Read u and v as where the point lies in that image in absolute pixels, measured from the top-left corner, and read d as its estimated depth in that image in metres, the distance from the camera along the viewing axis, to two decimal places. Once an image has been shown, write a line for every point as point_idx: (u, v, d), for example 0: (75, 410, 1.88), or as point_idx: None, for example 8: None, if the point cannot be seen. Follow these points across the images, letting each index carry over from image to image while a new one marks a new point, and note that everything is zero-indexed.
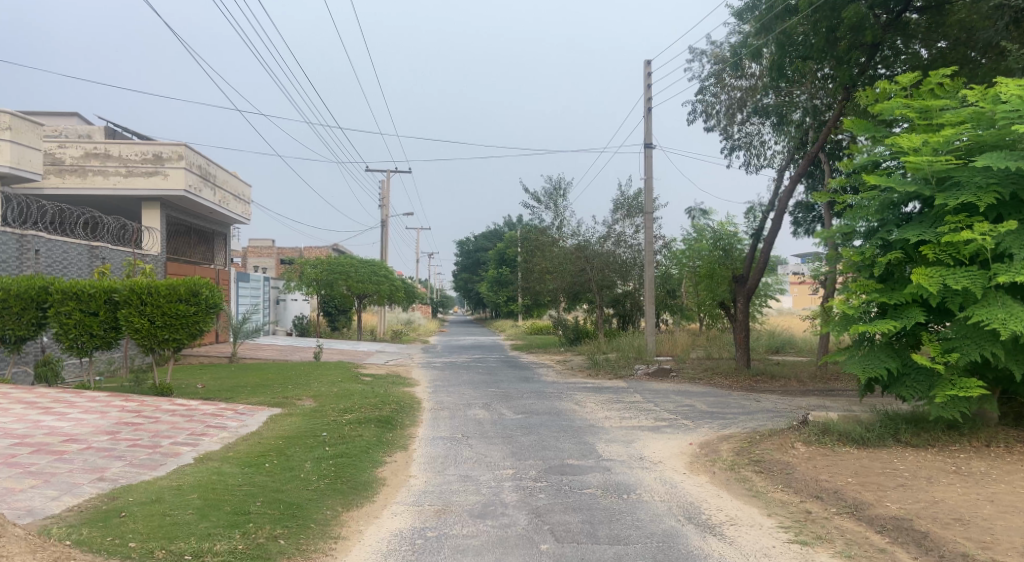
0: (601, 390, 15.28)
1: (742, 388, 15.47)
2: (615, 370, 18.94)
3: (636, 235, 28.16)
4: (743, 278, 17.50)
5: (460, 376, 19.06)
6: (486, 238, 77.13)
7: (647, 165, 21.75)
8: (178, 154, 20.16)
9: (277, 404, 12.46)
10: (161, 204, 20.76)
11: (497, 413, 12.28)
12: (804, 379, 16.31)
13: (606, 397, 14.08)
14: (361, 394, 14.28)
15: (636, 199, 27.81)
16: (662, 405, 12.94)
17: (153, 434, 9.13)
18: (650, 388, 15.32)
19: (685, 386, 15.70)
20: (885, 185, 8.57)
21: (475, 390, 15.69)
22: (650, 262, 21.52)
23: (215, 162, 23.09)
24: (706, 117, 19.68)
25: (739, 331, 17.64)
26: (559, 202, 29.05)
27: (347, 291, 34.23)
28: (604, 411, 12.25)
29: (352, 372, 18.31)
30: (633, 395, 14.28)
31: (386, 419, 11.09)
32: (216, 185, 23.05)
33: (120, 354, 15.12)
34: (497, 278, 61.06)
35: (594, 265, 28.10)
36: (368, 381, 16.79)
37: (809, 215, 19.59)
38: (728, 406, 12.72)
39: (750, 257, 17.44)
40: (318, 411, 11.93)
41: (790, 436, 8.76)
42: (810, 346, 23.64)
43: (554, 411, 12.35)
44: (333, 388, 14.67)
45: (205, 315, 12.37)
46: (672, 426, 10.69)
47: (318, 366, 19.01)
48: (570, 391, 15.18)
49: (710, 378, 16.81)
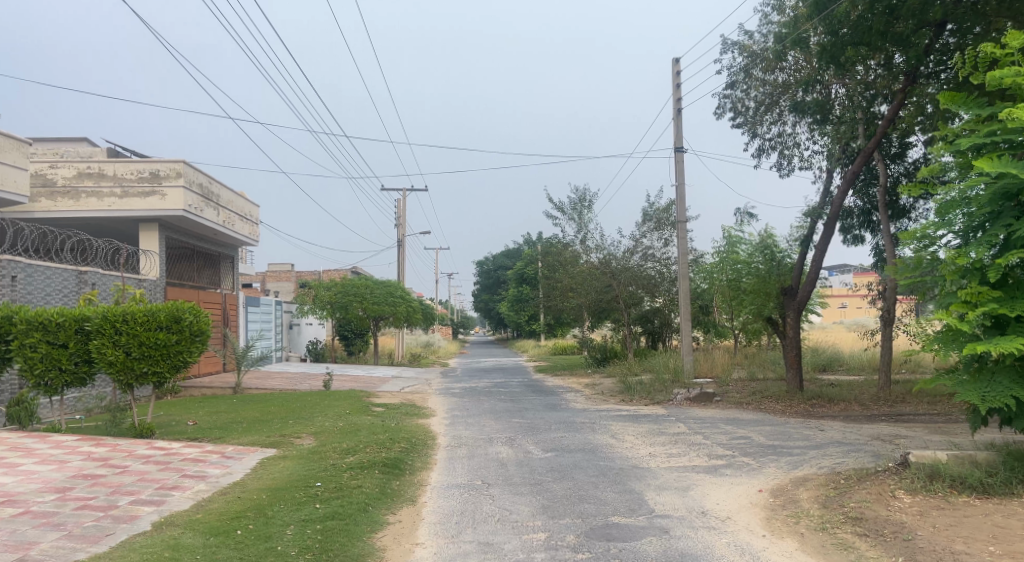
0: (640, 419, 13.61)
1: (797, 414, 13.79)
2: (651, 394, 17.28)
3: (666, 249, 26.49)
4: (793, 288, 15.86)
5: (481, 404, 17.47)
6: (506, 257, 75.76)
7: (677, 170, 20.16)
8: (176, 171, 18.82)
9: (272, 445, 10.95)
10: (159, 226, 19.38)
11: (525, 450, 10.69)
12: (867, 402, 14.72)
13: (646, 428, 12.44)
14: (369, 429, 12.74)
15: (666, 210, 26.10)
16: (712, 437, 11.26)
17: (112, 491, 7.63)
18: (694, 416, 13.65)
19: (733, 413, 13.98)
20: (999, 169, 6.96)
21: (498, 421, 14.10)
22: (684, 274, 19.87)
23: (217, 181, 21.81)
24: (735, 116, 18.01)
25: (790, 349, 15.96)
26: (583, 214, 27.49)
27: (363, 314, 32.83)
28: (648, 447, 10.59)
29: (363, 402, 16.82)
30: (677, 425, 12.62)
31: (394, 462, 9.52)
32: (219, 205, 21.75)
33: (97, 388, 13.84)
34: (517, 296, 59.50)
35: (621, 281, 26.53)
36: (379, 412, 15.28)
37: (860, 219, 17.82)
38: (789, 438, 11.02)
39: (801, 265, 15.78)
40: (317, 452, 10.39)
41: (888, 483, 7.09)
42: (859, 363, 21.88)
43: (589, 447, 10.75)
44: (339, 423, 13.16)
45: (190, 345, 10.89)
46: (730, 468, 9.01)
47: (329, 396, 17.53)
48: (604, 421, 13.56)
49: (760, 403, 15.13)
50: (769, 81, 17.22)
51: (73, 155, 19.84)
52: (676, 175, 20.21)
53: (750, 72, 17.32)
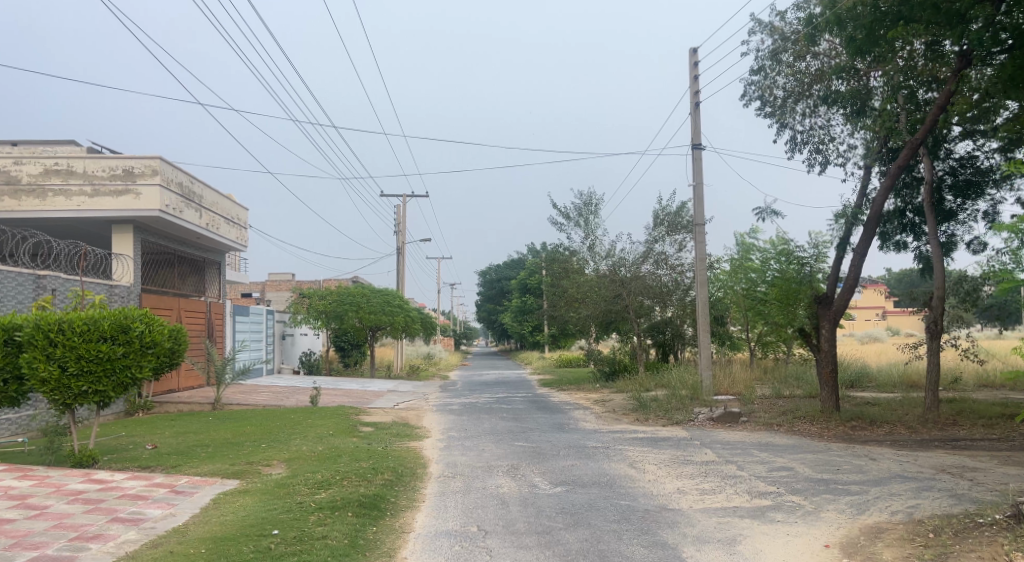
0: (661, 444, 12.02)
1: (837, 439, 12.26)
2: (668, 413, 15.73)
3: (680, 255, 24.93)
4: (828, 296, 14.26)
5: (481, 422, 15.88)
6: (510, 267, 74.31)
7: (695, 169, 18.63)
8: (152, 169, 17.18)
9: (235, 475, 9.40)
10: (135, 228, 17.72)
11: (530, 483, 9.11)
12: (915, 425, 13.23)
13: (669, 456, 10.86)
14: (353, 454, 11.19)
15: (680, 214, 24.61)
16: (748, 468, 9.68)
17: (9, 546, 6.07)
18: (721, 442, 12.07)
19: (764, 438, 12.41)
20: None
21: (500, 444, 12.55)
22: (702, 280, 18.26)
23: (198, 179, 20.16)
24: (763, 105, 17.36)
25: (825, 364, 14.37)
26: (590, 219, 25.96)
27: (359, 323, 31.31)
28: (675, 482, 8.99)
29: (351, 421, 15.29)
30: (704, 452, 11.04)
31: (372, 501, 7.91)
32: (201, 206, 20.17)
33: (37, 406, 12.21)
34: (521, 307, 57.93)
35: (631, 289, 25.00)
36: (367, 433, 13.74)
37: (901, 222, 16.33)
38: (840, 470, 9.44)
39: (835, 271, 14.22)
40: (286, 485, 8.82)
41: (1002, 546, 5.51)
42: (890, 380, 20.27)
43: (605, 480, 9.19)
44: (319, 447, 11.59)
45: (142, 358, 9.32)
46: (779, 511, 7.41)
47: (314, 414, 15.96)
48: (619, 446, 12.00)
49: (792, 424, 13.61)
50: (801, 70, 16.71)
51: (40, 150, 18.30)
52: (693, 174, 18.70)
53: (779, 58, 16.74)
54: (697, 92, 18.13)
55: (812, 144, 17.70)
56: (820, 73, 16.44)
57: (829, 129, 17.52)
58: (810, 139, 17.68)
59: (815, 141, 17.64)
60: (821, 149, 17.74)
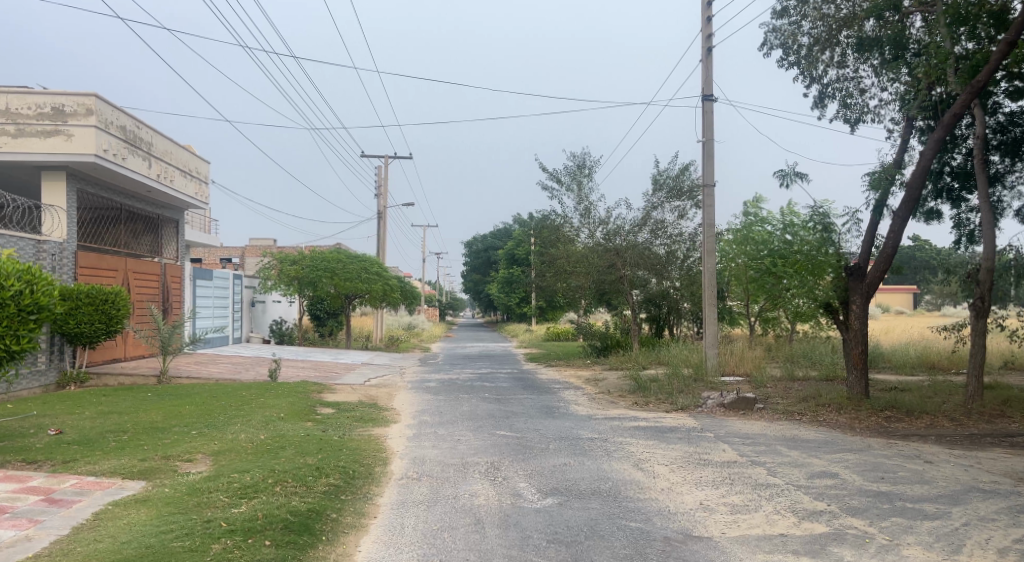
0: (668, 437, 10.16)
1: (873, 434, 10.44)
2: (672, 397, 13.90)
3: (680, 223, 22.98)
4: (860, 268, 12.41)
5: (459, 404, 13.98)
6: (497, 237, 72.28)
7: (704, 123, 16.66)
8: (86, 108, 15.08)
9: (142, 474, 7.45)
10: (69, 175, 15.61)
11: (514, 493, 7.21)
12: (960, 417, 11.41)
13: (683, 454, 8.98)
14: (301, 445, 9.26)
15: (684, 179, 22.61)
16: (783, 474, 7.81)
17: None
18: (739, 435, 10.22)
19: (788, 430, 10.58)
20: None
21: (480, 434, 10.65)
22: (708, 248, 16.30)
23: (147, 125, 17.94)
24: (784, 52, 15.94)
25: (854, 345, 12.46)
26: (584, 182, 24.00)
27: (334, 290, 29.30)
28: (695, 495, 7.13)
29: (309, 401, 13.32)
30: (722, 449, 9.18)
31: (302, 521, 5.98)
32: (151, 153, 18.03)
33: None
34: (507, 278, 55.95)
35: (626, 259, 23.09)
36: (324, 417, 11.84)
37: (939, 185, 14.56)
38: (898, 478, 7.61)
39: (870, 239, 12.38)
40: (200, 489, 6.87)
41: None
42: (909, 361, 18.54)
43: (607, 490, 7.32)
44: (262, 435, 9.68)
45: (20, 326, 7.47)
46: (844, 546, 5.55)
47: (269, 392, 14.00)
48: (620, 439, 10.13)
49: (816, 413, 11.80)
50: (829, 13, 15.24)
51: None
52: (703, 129, 16.70)
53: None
54: (710, 37, 16.35)
55: (839, 98, 15.99)
56: (850, 17, 14.84)
57: (858, 82, 15.77)
58: (837, 93, 15.97)
59: (843, 95, 15.94)
60: (849, 103, 16.00)
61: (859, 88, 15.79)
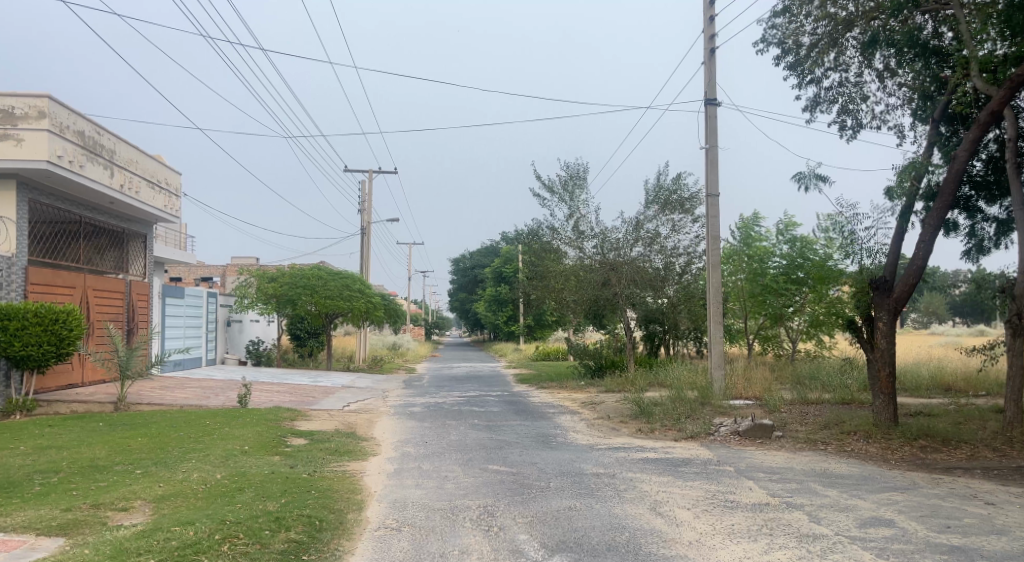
0: (684, 472, 8.94)
1: (914, 468, 9.26)
2: (679, 423, 12.69)
3: (676, 236, 21.88)
4: (887, 281, 11.21)
5: (447, 433, 12.68)
6: (484, 255, 71.11)
7: (707, 130, 15.62)
8: (38, 110, 13.88)
9: (61, 530, 6.14)
10: (20, 184, 14.36)
11: (513, 550, 5.97)
12: (1003, 447, 10.24)
13: (706, 495, 7.76)
14: (262, 487, 7.95)
15: (677, 190, 21.58)
16: (828, 522, 6.61)
17: None
18: (764, 470, 9.02)
19: (818, 464, 9.38)
20: None
21: (470, 469, 9.37)
22: (713, 262, 15.19)
23: (109, 131, 16.71)
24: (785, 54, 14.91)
25: (880, 366, 11.30)
26: (576, 194, 22.92)
27: (314, 309, 27.88)
28: (732, 550, 5.91)
29: (280, 431, 11.98)
30: (750, 488, 7.97)
31: None
32: (114, 162, 16.81)
33: None
34: (495, 296, 54.68)
35: (622, 275, 21.96)
36: (294, 450, 10.53)
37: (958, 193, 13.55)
38: (967, 527, 6.42)
39: (895, 251, 11.30)
40: (127, 550, 5.59)
41: None
42: (922, 381, 17.43)
43: (625, 544, 6.09)
44: (218, 474, 8.37)
45: None
46: None
47: (236, 422, 12.65)
48: (630, 476, 8.89)
49: (842, 443, 10.63)
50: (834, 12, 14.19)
51: None
52: (705, 135, 15.65)
53: None
54: (712, 37, 15.36)
55: (839, 103, 14.93)
56: (854, 17, 13.55)
57: (861, 87, 14.68)
58: (837, 97, 14.91)
59: (844, 100, 14.87)
60: (849, 109, 14.94)
61: (861, 93, 14.71)
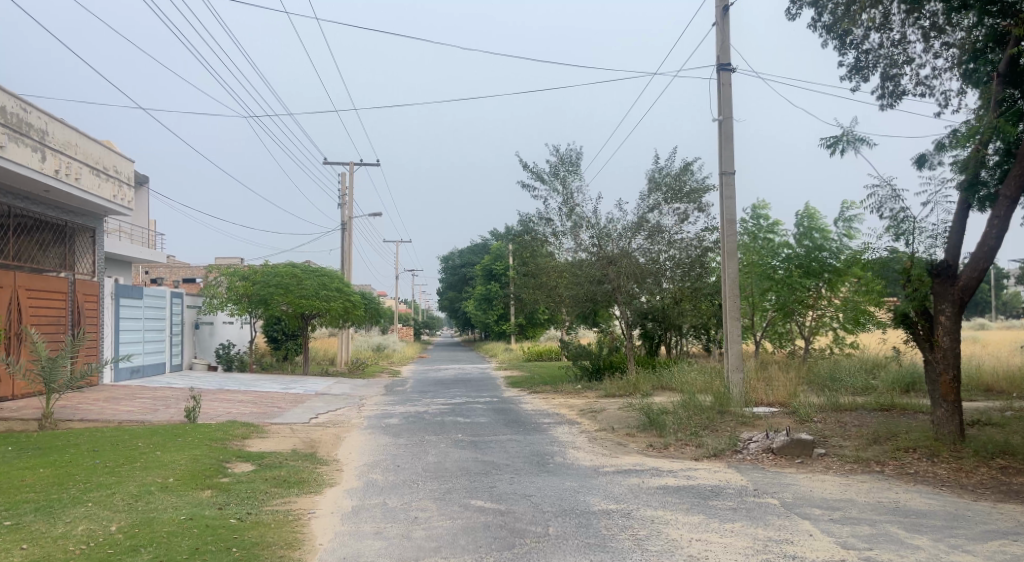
0: (717, 510, 7.03)
1: (1004, 498, 7.33)
2: (698, 438, 10.76)
3: (681, 227, 20.00)
4: (950, 267, 9.37)
5: (424, 453, 10.71)
6: (473, 253, 69.14)
7: (721, 100, 13.73)
8: None
9: None
10: None
11: None
12: None
13: (756, 547, 5.84)
14: (168, 541, 5.97)
15: (682, 176, 19.70)
16: None
17: None
18: (819, 505, 7.10)
19: (885, 495, 7.47)
20: None
21: (447, 508, 7.41)
22: (730, 250, 13.29)
23: (38, 107, 14.62)
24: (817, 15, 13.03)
25: (941, 367, 9.43)
26: (570, 181, 21.00)
27: (288, 309, 25.77)
28: None
29: (224, 454, 10.00)
30: (811, 536, 6.07)
31: None
32: (44, 141, 14.71)
33: None
34: (485, 295, 52.81)
35: (621, 269, 20.04)
36: (233, 480, 8.56)
37: None
38: None
39: (959, 233, 9.44)
40: None
41: None
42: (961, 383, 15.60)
43: None
44: (116, 523, 6.40)
45: None
46: None
47: (174, 443, 10.62)
48: (650, 516, 6.94)
49: (903, 464, 8.72)
50: None
51: None
52: (720, 106, 13.75)
53: None
54: None
55: (879, 68, 13.08)
56: None
57: (905, 48, 12.80)
58: (878, 62, 13.04)
59: (886, 63, 13.01)
60: (890, 74, 13.09)
61: (905, 55, 12.83)
